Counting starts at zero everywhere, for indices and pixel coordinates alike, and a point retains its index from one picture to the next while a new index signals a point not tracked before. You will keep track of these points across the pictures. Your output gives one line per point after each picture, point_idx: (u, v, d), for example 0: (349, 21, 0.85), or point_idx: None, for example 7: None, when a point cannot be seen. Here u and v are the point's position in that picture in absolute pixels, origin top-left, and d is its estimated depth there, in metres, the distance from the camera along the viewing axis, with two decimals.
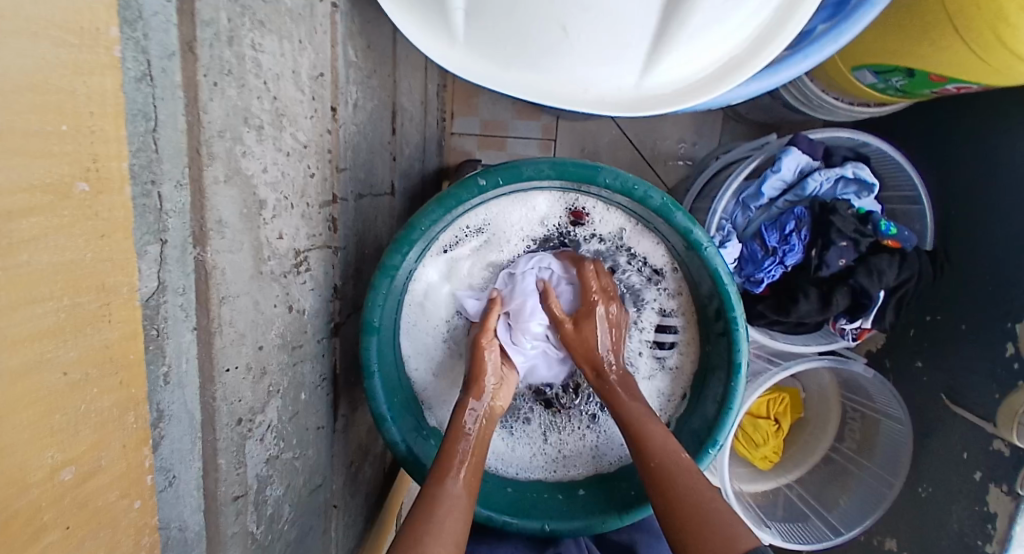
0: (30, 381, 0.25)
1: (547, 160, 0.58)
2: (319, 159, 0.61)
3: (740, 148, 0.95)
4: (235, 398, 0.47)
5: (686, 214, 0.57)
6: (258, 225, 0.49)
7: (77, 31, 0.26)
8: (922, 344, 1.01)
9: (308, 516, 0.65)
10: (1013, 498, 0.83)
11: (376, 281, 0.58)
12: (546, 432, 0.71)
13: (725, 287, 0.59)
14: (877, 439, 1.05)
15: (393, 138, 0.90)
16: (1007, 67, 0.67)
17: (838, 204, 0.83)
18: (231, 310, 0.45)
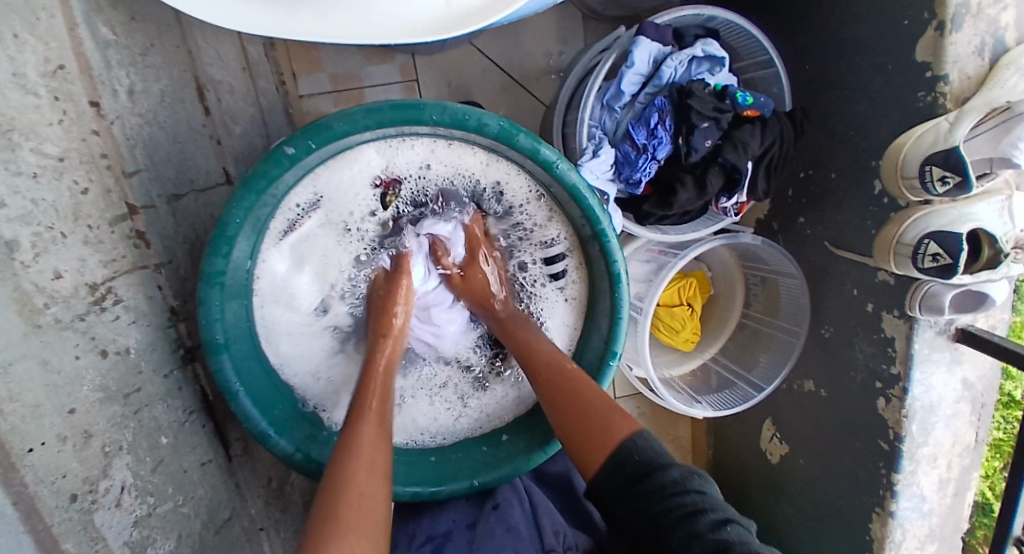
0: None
1: (360, 108, 0.50)
2: (90, 168, 0.50)
3: (592, 50, 0.91)
4: (58, 474, 0.40)
5: (527, 134, 0.53)
6: (16, 270, 0.39)
7: None
8: (800, 203, 1.06)
9: (226, 553, 0.60)
10: (906, 320, 0.88)
11: (202, 295, 0.50)
12: (464, 391, 0.70)
13: (586, 201, 0.56)
14: (780, 298, 1.12)
15: (207, 119, 0.77)
16: None
17: (693, 86, 0.81)
18: (9, 382, 0.37)
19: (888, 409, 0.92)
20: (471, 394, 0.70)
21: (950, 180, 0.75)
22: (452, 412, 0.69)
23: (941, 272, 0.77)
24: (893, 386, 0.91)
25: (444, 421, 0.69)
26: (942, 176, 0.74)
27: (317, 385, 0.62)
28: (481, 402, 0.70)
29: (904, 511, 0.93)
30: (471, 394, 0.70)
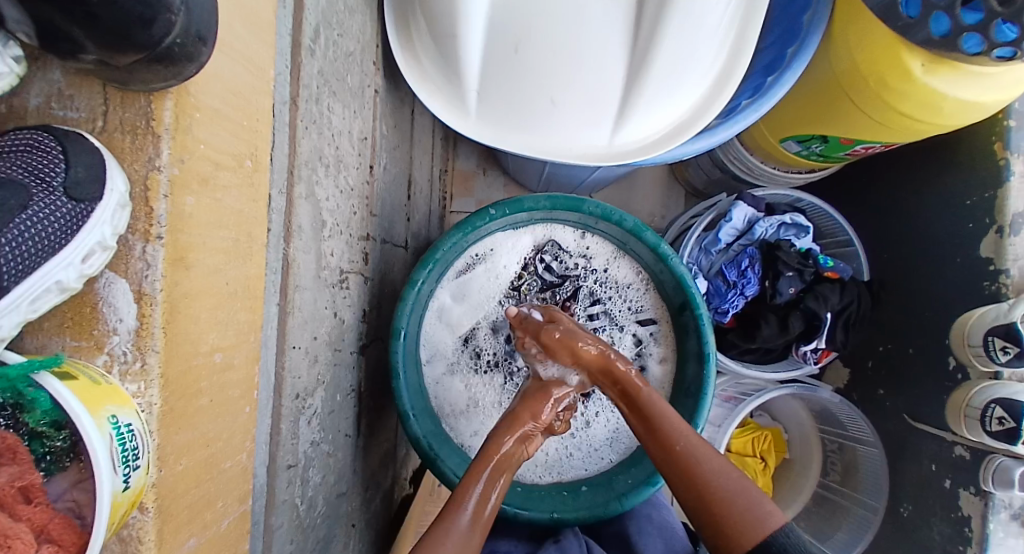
0: (206, 282, 0.35)
1: (544, 194, 0.75)
2: (360, 201, 0.76)
3: (697, 207, 1.14)
4: (297, 373, 0.56)
5: (653, 233, 0.74)
6: (321, 239, 0.62)
7: (255, 69, 0.41)
8: (881, 373, 1.12)
9: (334, 521, 0.70)
10: (981, 497, 0.90)
11: (405, 293, 0.71)
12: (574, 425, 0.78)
13: (691, 289, 0.73)
14: (858, 467, 1.11)
15: (407, 202, 1.07)
16: (900, 124, 0.87)
17: (781, 244, 1.00)
18: (301, 298, 0.57)
19: None
20: (580, 429, 0.78)
21: (1010, 351, 0.81)
22: (559, 447, 0.77)
23: (1008, 437, 0.81)
24: None
25: (549, 455, 0.77)
26: (1004, 346, 0.82)
27: (446, 401, 0.76)
28: (590, 438, 0.78)
29: None
30: (579, 429, 0.78)
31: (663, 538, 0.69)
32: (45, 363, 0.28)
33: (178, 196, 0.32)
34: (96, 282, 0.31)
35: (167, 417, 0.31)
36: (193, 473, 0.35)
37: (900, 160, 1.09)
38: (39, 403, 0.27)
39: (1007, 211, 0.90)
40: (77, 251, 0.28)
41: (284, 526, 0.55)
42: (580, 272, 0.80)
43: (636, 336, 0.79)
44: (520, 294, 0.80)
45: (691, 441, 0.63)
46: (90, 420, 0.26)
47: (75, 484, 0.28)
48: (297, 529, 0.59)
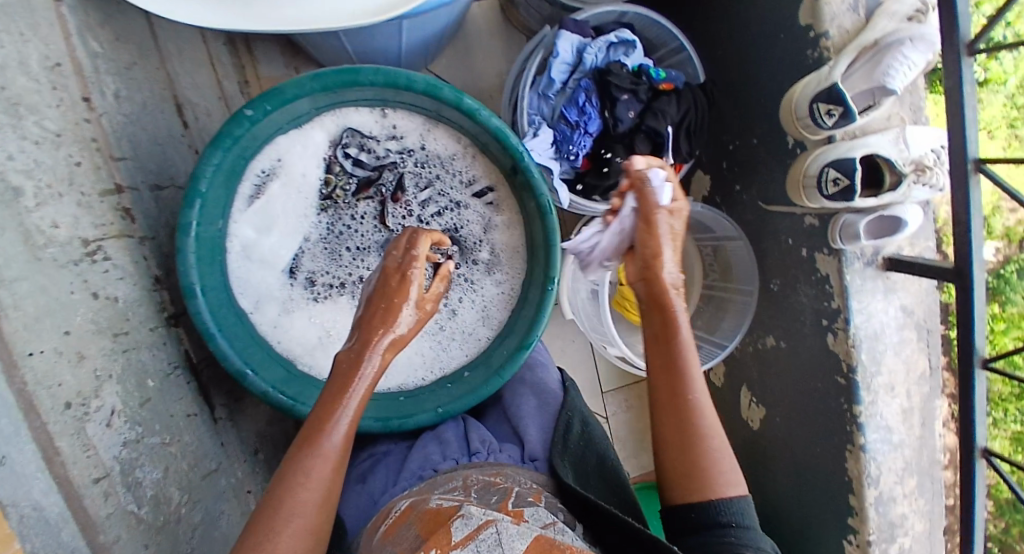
0: None
1: (307, 74, 0.60)
2: (82, 147, 0.59)
3: (528, 47, 1.03)
4: (53, 381, 0.46)
5: (450, 87, 0.63)
6: (23, 212, 0.47)
7: None
8: (734, 171, 1.16)
9: (212, 498, 0.65)
10: (834, 254, 0.97)
11: (178, 243, 0.58)
12: (441, 320, 0.74)
13: (509, 140, 0.66)
14: (730, 261, 1.21)
15: (186, 133, 0.88)
16: None
17: (611, 67, 0.93)
18: (14, 293, 0.44)
19: (837, 343, 1.00)
20: (447, 321, 0.75)
21: (835, 113, 0.83)
22: (433, 345, 0.74)
23: (844, 195, 0.86)
24: (837, 319, 0.99)
25: (423, 357, 0.73)
26: (828, 110, 0.83)
27: (295, 344, 0.68)
28: (459, 326, 0.75)
29: (874, 443, 0.98)
30: (446, 322, 0.75)
31: (536, 396, 0.73)
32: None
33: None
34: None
35: None
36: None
37: None
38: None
39: None
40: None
41: (127, 534, 0.49)
42: (393, 157, 0.71)
43: (477, 210, 0.73)
44: (336, 201, 0.70)
45: (703, 393, 0.59)
46: None
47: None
48: (152, 530, 0.53)
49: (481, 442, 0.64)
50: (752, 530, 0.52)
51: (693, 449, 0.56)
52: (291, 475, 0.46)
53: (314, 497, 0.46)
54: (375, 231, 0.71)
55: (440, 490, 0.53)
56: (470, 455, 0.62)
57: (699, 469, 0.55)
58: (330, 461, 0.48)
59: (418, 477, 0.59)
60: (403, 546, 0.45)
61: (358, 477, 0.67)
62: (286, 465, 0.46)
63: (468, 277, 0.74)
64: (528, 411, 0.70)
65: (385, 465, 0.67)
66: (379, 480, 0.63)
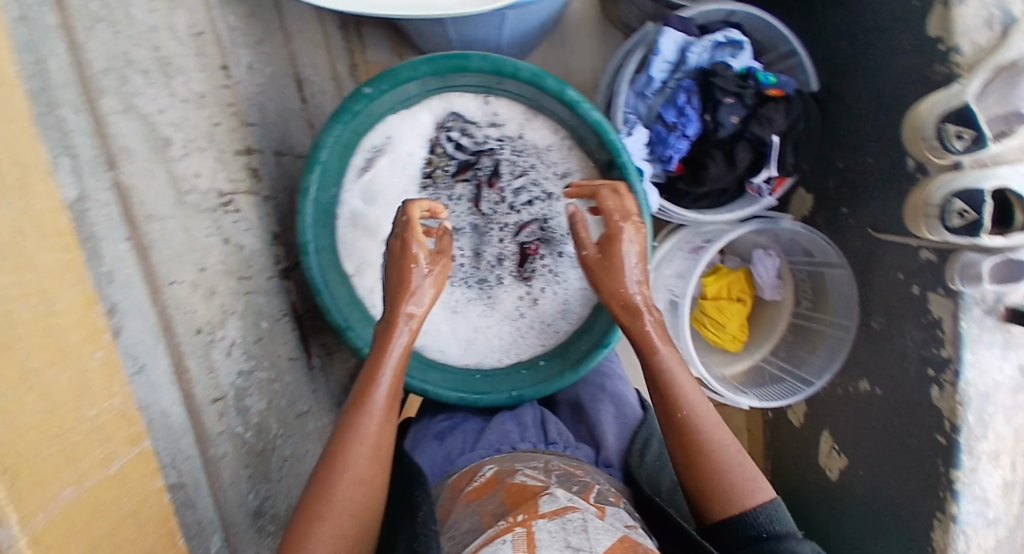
0: None
1: (421, 58, 0.64)
2: (221, 109, 0.66)
3: (630, 42, 0.99)
4: (189, 309, 0.54)
5: (554, 77, 0.65)
6: (170, 159, 0.54)
7: None
8: (843, 192, 1.08)
9: (298, 435, 0.73)
10: (953, 296, 0.88)
11: (301, 206, 0.67)
12: (523, 304, 0.77)
13: (609, 134, 0.66)
14: (827, 289, 1.15)
15: (304, 107, 0.96)
16: None
17: (716, 68, 0.90)
18: (160, 229, 0.51)
19: (942, 398, 0.89)
20: (529, 307, 0.77)
21: (965, 137, 0.75)
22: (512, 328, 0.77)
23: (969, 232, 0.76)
24: (945, 370, 0.89)
25: (501, 337, 0.77)
26: (957, 132, 0.75)
27: None
28: (540, 312, 0.78)
29: (967, 515, 0.87)
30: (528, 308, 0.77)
31: (617, 407, 0.74)
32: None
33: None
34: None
35: None
36: (38, 425, 0.33)
37: None
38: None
39: None
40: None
41: (230, 454, 0.58)
42: (491, 143, 0.74)
43: (568, 203, 0.75)
44: (436, 180, 0.74)
45: (697, 407, 0.58)
46: None
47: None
48: (249, 455, 0.61)
49: (559, 435, 0.68)
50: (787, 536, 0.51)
51: (703, 452, 0.56)
52: (345, 441, 0.57)
53: (364, 452, 0.58)
54: (469, 214, 0.76)
55: (521, 467, 0.58)
56: (546, 443, 0.66)
57: (721, 482, 0.54)
58: (377, 420, 0.59)
59: (493, 450, 0.65)
60: (488, 509, 0.50)
61: (437, 435, 0.73)
62: (342, 425, 0.59)
63: (552, 267, 0.77)
64: (607, 414, 0.72)
65: (462, 429, 0.73)
66: (457, 443, 0.70)
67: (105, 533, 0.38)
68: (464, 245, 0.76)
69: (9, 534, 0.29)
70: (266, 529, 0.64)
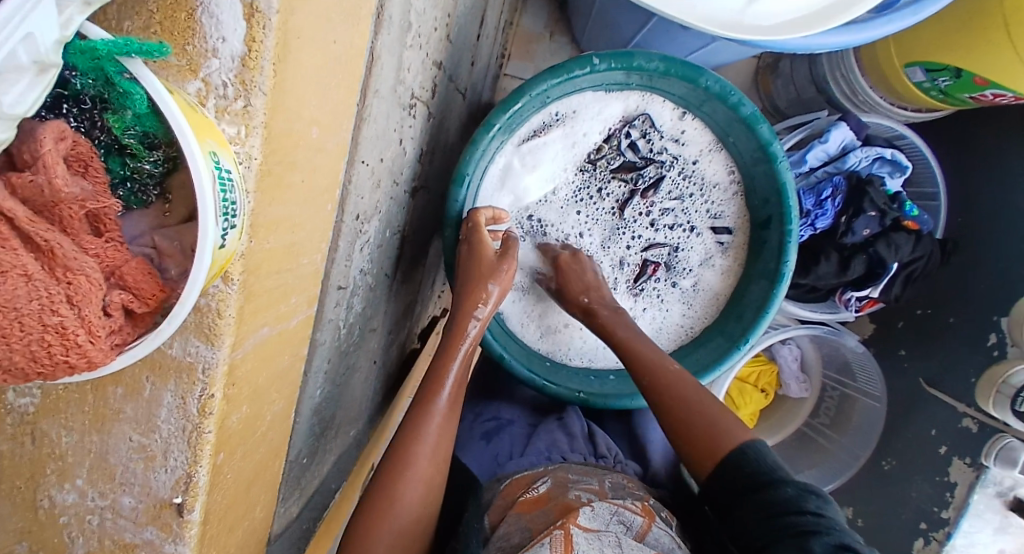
0: (314, 23, 0.27)
1: (659, 52, 0.63)
2: (441, 16, 0.64)
3: (789, 121, 1.03)
4: (361, 193, 0.52)
5: (770, 127, 0.64)
6: (403, 43, 0.52)
7: None
8: (909, 335, 1.07)
9: (364, 353, 0.71)
10: (976, 469, 1.00)
11: (477, 137, 0.65)
12: None
13: (788, 200, 0.66)
14: (851, 415, 1.10)
15: (475, 44, 0.94)
16: None
17: (874, 180, 0.91)
18: (375, 107, 0.49)
19: (924, 550, 1.06)
20: None
21: None
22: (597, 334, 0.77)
23: None
24: (939, 528, 1.05)
25: (582, 338, 0.77)
26: None
27: None
28: None
29: None
30: None
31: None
32: (145, 47, 0.21)
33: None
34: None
35: (258, 180, 0.25)
36: (277, 256, 0.30)
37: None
38: (135, 101, 0.22)
39: None
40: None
41: (328, 344, 0.54)
42: (662, 157, 0.73)
43: (703, 244, 0.75)
44: (596, 166, 0.73)
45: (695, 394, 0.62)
46: (193, 142, 0.21)
47: (154, 229, 0.25)
48: (336, 352, 0.58)
49: (608, 450, 0.69)
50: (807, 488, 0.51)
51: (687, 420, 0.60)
52: (412, 436, 0.56)
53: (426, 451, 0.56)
54: (609, 213, 0.75)
55: (575, 479, 0.60)
56: (596, 457, 0.68)
57: (710, 441, 0.58)
58: (437, 421, 0.57)
59: (545, 458, 0.66)
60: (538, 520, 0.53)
61: (482, 434, 0.74)
62: (409, 421, 0.57)
63: (659, 295, 0.76)
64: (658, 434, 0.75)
65: (509, 435, 0.73)
66: (507, 446, 0.71)
67: (268, 382, 0.35)
68: (593, 239, 0.75)
69: (217, 356, 0.27)
70: (316, 429, 0.61)
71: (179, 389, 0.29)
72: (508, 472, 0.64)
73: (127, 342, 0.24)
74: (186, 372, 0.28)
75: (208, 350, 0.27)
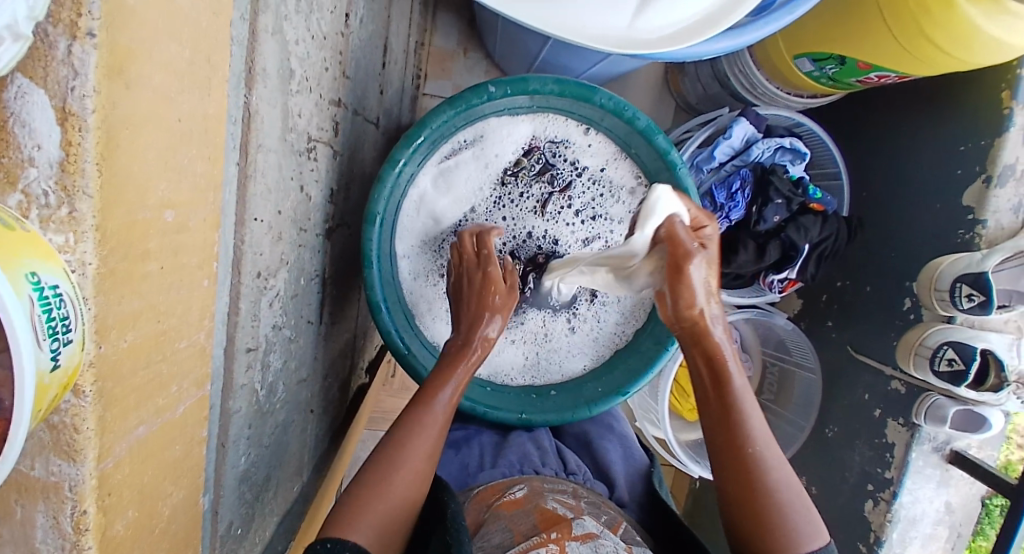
0: (152, 110, 0.26)
1: (554, 77, 0.66)
2: (332, 54, 0.63)
3: (694, 120, 1.08)
4: (258, 249, 0.49)
5: (666, 137, 0.67)
6: (287, 92, 0.51)
7: None
8: (832, 308, 1.17)
9: (293, 405, 0.68)
10: (909, 428, 1.00)
11: (383, 172, 0.64)
12: (548, 329, 0.76)
13: (692, 204, 0.69)
14: (793, 388, 1.20)
15: (382, 72, 0.93)
16: (933, 58, 0.82)
17: (776, 169, 0.98)
18: (262, 161, 0.47)
19: (874, 511, 1.03)
20: (555, 336, 0.76)
21: (975, 299, 0.88)
22: (534, 352, 0.76)
23: (953, 377, 0.90)
24: (885, 489, 1.02)
25: (519, 359, 0.76)
26: (970, 293, 0.88)
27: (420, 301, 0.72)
28: (565, 344, 0.77)
29: None
30: (554, 336, 0.76)
31: (625, 449, 0.75)
32: None
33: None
34: (5, 89, 0.23)
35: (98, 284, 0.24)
36: (141, 351, 0.28)
37: (902, 98, 1.05)
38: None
39: (999, 162, 0.91)
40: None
41: (243, 410, 0.51)
42: (573, 169, 0.73)
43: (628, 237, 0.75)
44: (510, 183, 0.72)
45: (766, 450, 0.56)
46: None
47: None
48: (257, 415, 0.55)
49: (578, 467, 0.69)
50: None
51: (754, 497, 0.55)
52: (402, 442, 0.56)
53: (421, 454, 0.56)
54: (530, 214, 0.73)
55: (549, 490, 0.58)
56: (568, 473, 0.67)
57: (772, 524, 0.54)
58: (437, 424, 0.59)
59: (518, 470, 0.65)
60: (520, 528, 0.51)
61: (452, 443, 0.74)
62: (404, 422, 0.58)
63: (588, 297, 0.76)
64: (617, 454, 0.74)
65: (479, 443, 0.73)
66: (476, 457, 0.70)
67: (155, 479, 0.32)
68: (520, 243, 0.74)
69: (82, 472, 0.26)
70: (248, 496, 0.58)
71: (50, 509, 0.26)
72: (481, 481, 0.64)
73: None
74: (53, 492, 0.26)
75: (72, 467, 0.25)
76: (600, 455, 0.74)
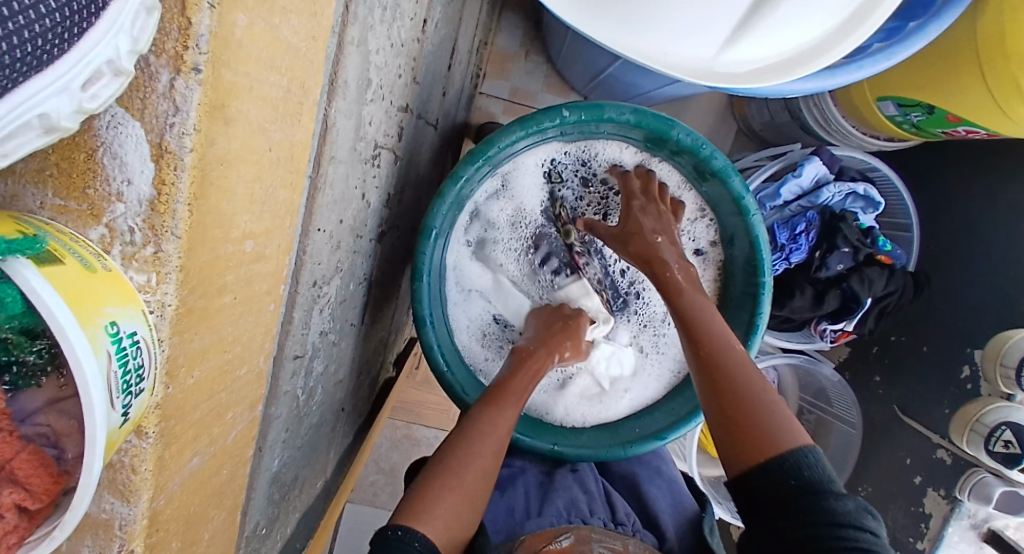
0: (246, 142, 0.25)
1: (631, 106, 0.63)
2: (407, 60, 0.62)
3: (763, 152, 1.03)
4: (317, 259, 0.48)
5: (743, 181, 0.64)
6: (363, 102, 0.50)
7: None
8: (883, 362, 1.08)
9: (327, 407, 0.67)
10: (950, 500, 0.95)
11: (445, 187, 0.63)
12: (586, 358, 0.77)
13: (762, 252, 0.67)
14: (828, 440, 1.13)
15: (446, 74, 0.92)
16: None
17: (846, 215, 0.92)
18: (332, 172, 0.46)
19: None
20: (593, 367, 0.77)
21: None
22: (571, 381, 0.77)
23: (1006, 459, 0.85)
24: None
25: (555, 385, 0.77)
26: None
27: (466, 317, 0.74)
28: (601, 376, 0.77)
29: None
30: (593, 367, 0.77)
31: (673, 493, 0.70)
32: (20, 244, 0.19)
33: (226, 11, 0.21)
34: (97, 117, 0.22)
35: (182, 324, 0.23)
36: (200, 382, 0.27)
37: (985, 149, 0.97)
38: (5, 304, 0.20)
39: None
40: (78, 73, 0.18)
41: (283, 416, 0.51)
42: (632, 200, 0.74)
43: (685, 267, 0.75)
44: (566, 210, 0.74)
45: (742, 362, 0.57)
46: (78, 335, 0.19)
47: (50, 406, 0.21)
48: (294, 419, 0.55)
49: (627, 516, 0.62)
50: (829, 485, 0.48)
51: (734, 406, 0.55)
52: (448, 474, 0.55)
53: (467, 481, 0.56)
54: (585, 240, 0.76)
55: (598, 537, 0.52)
56: (616, 524, 0.60)
57: (751, 426, 0.53)
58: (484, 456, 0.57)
59: (565, 521, 0.57)
60: None
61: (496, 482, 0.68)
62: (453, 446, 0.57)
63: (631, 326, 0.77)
64: (663, 500, 0.68)
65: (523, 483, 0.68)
66: (522, 501, 0.63)
67: (200, 504, 0.31)
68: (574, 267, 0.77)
69: (134, 512, 0.25)
70: (275, 497, 0.58)
71: (97, 546, 0.25)
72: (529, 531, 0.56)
73: (26, 537, 0.21)
74: (102, 528, 0.25)
75: (124, 506, 0.25)
76: (644, 501, 0.68)
